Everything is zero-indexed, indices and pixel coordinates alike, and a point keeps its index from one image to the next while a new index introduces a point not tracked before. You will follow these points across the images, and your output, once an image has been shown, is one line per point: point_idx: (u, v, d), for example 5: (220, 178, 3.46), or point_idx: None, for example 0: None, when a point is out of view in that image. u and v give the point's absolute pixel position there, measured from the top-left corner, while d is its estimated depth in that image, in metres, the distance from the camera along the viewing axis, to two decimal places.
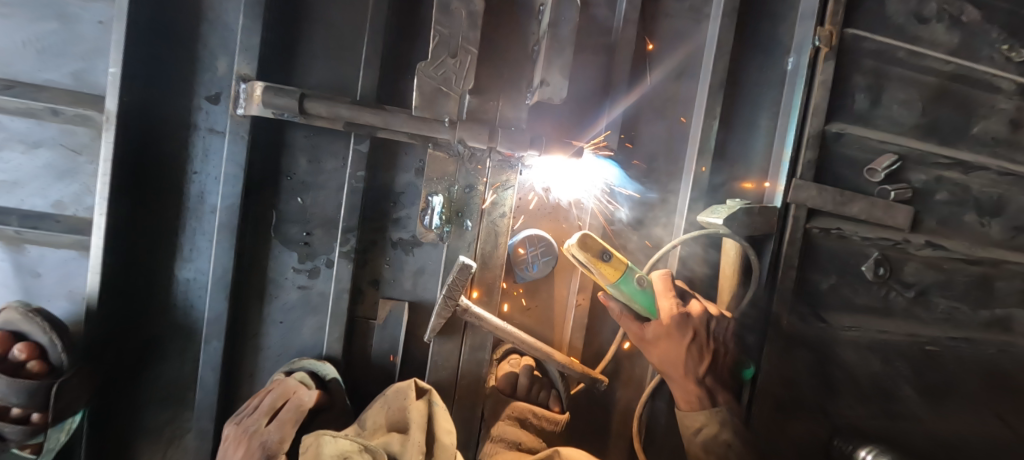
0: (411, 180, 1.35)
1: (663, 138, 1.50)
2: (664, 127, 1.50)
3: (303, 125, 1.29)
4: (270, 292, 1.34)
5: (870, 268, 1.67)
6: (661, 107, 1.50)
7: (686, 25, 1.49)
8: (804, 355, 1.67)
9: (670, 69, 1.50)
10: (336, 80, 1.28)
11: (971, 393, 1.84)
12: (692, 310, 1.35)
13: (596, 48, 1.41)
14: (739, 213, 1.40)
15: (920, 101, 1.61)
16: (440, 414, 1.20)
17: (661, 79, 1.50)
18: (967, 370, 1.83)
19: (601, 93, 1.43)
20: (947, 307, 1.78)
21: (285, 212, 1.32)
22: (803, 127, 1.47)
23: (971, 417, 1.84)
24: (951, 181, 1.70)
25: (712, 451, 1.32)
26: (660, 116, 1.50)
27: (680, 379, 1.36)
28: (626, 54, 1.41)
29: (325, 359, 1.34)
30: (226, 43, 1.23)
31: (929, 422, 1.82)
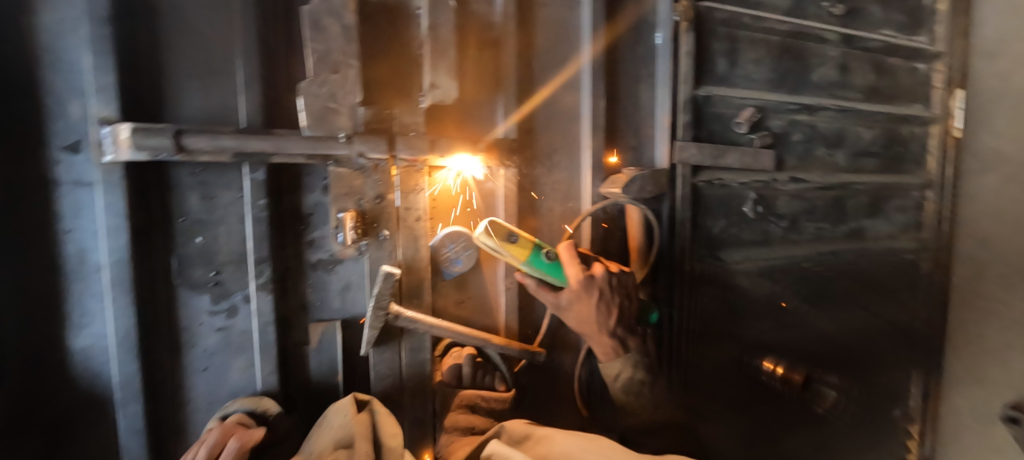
0: (318, 199, 1.33)
1: (559, 120, 1.60)
2: (558, 112, 1.60)
3: (187, 162, 1.21)
4: (185, 342, 1.27)
5: (750, 207, 1.92)
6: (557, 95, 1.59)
7: (561, 17, 1.58)
8: (711, 291, 1.89)
9: (555, 59, 1.58)
10: (214, 110, 1.21)
11: (841, 294, 2.19)
12: (595, 270, 1.41)
13: (483, 45, 1.45)
14: (633, 180, 1.55)
15: (767, 60, 1.85)
16: (384, 420, 1.23)
17: (550, 69, 1.58)
18: (836, 276, 2.17)
19: (494, 89, 1.48)
20: (814, 227, 2.10)
21: (185, 255, 1.24)
22: (676, 95, 1.64)
23: (844, 313, 2.21)
24: (802, 123, 1.99)
25: (631, 391, 1.44)
26: (556, 104, 1.59)
27: (594, 334, 1.44)
28: (512, 50, 1.47)
29: (262, 395, 1.30)
30: (74, 84, 1.11)
31: (814, 324, 2.15)
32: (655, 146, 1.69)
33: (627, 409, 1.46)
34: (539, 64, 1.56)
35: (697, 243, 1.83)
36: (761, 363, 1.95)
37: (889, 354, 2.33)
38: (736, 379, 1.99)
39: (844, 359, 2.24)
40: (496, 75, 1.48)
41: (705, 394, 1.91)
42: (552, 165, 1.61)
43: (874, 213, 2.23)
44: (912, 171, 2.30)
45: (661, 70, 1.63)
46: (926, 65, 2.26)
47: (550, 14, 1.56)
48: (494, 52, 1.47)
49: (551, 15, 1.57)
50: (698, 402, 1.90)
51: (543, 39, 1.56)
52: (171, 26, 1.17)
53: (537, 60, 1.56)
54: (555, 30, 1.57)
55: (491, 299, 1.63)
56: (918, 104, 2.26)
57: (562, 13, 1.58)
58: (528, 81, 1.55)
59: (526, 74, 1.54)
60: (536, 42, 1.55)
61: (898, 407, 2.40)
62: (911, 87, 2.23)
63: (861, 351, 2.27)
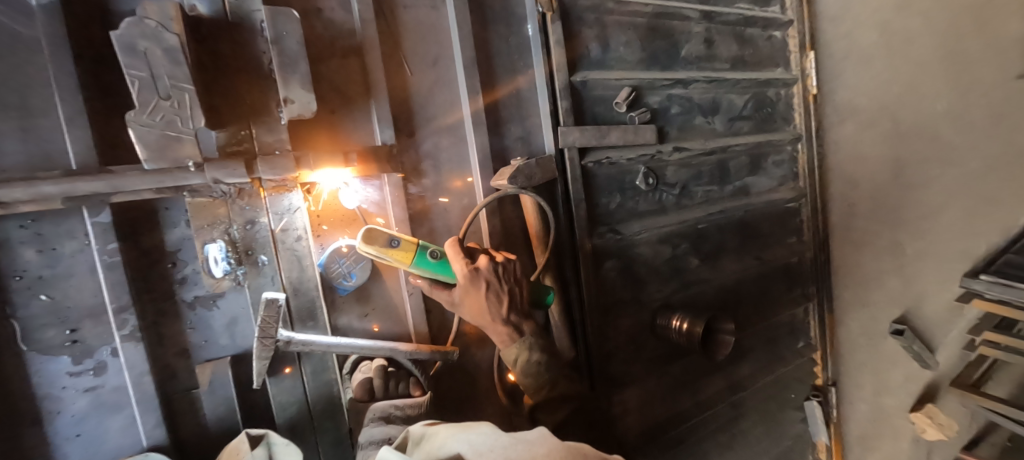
0: (183, 233, 1.26)
1: (440, 118, 1.60)
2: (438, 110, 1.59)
3: (13, 214, 1.09)
4: (47, 410, 1.15)
5: (641, 180, 2.02)
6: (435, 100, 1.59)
7: (428, 20, 1.56)
8: (613, 264, 1.98)
9: (428, 60, 1.57)
10: (37, 154, 1.09)
11: (734, 248, 2.38)
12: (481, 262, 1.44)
13: (344, 52, 1.42)
14: (519, 170, 1.58)
15: (636, 40, 1.94)
16: (280, 449, 1.20)
17: (423, 72, 1.56)
18: (726, 233, 2.35)
19: (364, 97, 1.45)
20: (702, 191, 2.26)
21: (32, 317, 1.12)
22: (553, 82, 1.70)
23: (738, 266, 2.40)
24: (678, 97, 2.11)
25: (528, 373, 1.50)
26: (435, 107, 1.59)
27: (489, 324, 1.47)
28: (375, 56, 1.45)
29: (149, 451, 1.21)
30: None
31: (713, 280, 2.33)
32: (542, 133, 1.75)
33: (530, 390, 1.51)
34: (409, 67, 1.54)
35: (594, 221, 1.91)
36: (670, 322, 2.03)
37: (783, 295, 2.57)
38: (649, 341, 2.12)
39: (744, 306, 2.44)
40: (363, 84, 1.45)
41: (621, 361, 2.03)
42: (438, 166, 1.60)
43: (753, 170, 2.43)
44: (781, 128, 2.52)
45: (536, 61, 1.69)
46: (781, 32, 2.47)
47: (415, 16, 1.54)
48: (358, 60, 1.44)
49: (415, 18, 1.54)
50: (615, 369, 2.01)
51: (409, 43, 1.54)
52: None
53: (405, 64, 1.54)
54: (417, 35, 1.55)
55: (395, 307, 1.61)
56: (779, 68, 2.48)
57: (427, 16, 1.56)
58: (400, 86, 1.53)
59: (396, 79, 1.52)
60: (402, 47, 1.53)
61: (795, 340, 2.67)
62: (770, 53, 2.44)
63: (758, 297, 2.49)
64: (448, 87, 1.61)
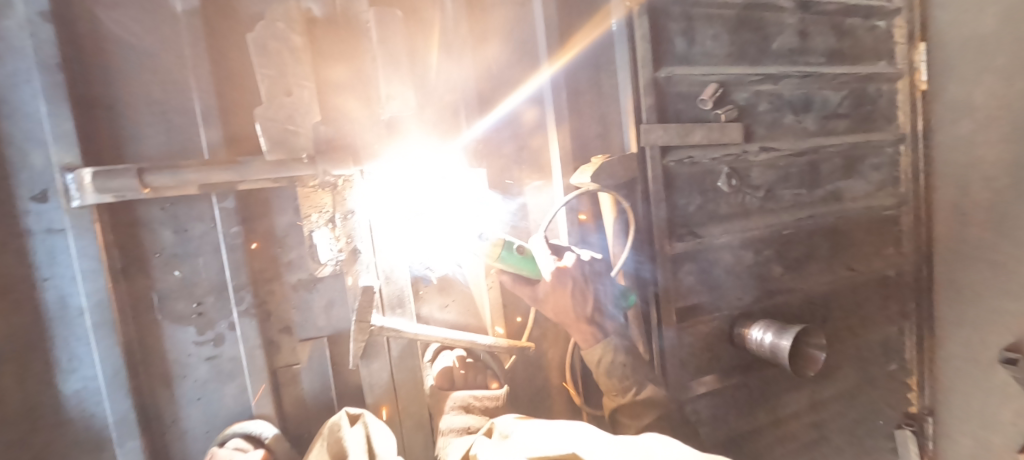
0: (291, 221, 1.37)
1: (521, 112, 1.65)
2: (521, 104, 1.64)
3: (156, 198, 1.24)
4: (176, 374, 1.30)
5: (724, 182, 1.91)
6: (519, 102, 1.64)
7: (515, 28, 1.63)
8: (692, 267, 1.90)
9: (513, 61, 1.63)
10: (176, 146, 1.27)
11: (825, 257, 2.20)
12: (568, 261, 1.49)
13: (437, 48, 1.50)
14: (601, 168, 1.59)
15: (725, 34, 1.86)
16: (376, 429, 1.31)
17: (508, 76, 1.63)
18: (819, 240, 2.18)
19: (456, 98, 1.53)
20: (790, 194, 2.10)
21: (166, 290, 1.28)
22: (637, 78, 1.64)
23: (832, 277, 2.21)
24: (767, 93, 1.99)
25: (613, 374, 1.51)
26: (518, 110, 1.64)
27: (574, 324, 1.50)
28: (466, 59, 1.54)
29: (255, 419, 1.35)
30: (30, 133, 1.11)
31: (804, 290, 2.14)
32: (622, 132, 1.74)
33: (613, 391, 1.54)
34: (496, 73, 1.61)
35: (674, 222, 1.85)
36: (749, 332, 1.93)
37: (878, 310, 2.34)
38: (727, 351, 2.00)
39: (833, 320, 2.24)
40: (456, 86, 1.53)
41: (695, 370, 1.94)
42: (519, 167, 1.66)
43: (847, 173, 2.23)
44: (884, 127, 2.31)
45: (620, 58, 1.65)
46: (886, 22, 2.26)
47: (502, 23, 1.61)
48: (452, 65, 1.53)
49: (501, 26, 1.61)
50: (687, 378, 1.92)
51: (495, 49, 1.60)
52: (126, 72, 1.21)
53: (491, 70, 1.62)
54: (505, 41, 1.61)
55: (474, 299, 1.65)
56: (883, 61, 2.27)
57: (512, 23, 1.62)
58: (486, 90, 1.61)
59: (483, 84, 1.60)
60: (489, 52, 1.60)
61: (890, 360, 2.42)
62: (874, 45, 2.24)
63: (850, 311, 2.27)
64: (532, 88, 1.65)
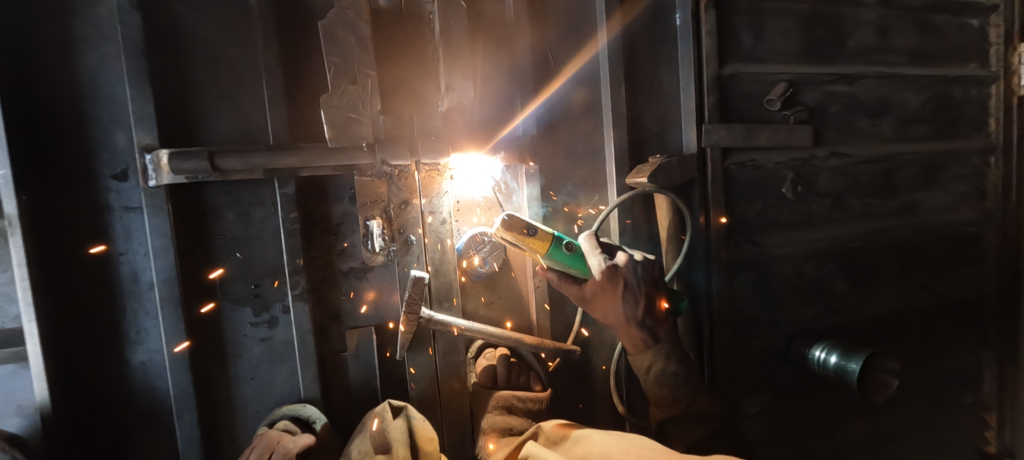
0: (346, 208, 1.40)
1: (577, 107, 1.67)
2: (581, 99, 1.67)
3: (223, 182, 1.30)
4: (232, 352, 1.35)
5: (788, 188, 1.77)
6: (560, 103, 1.66)
7: (558, 29, 1.65)
8: (749, 277, 1.78)
9: (554, 61, 1.65)
10: (246, 132, 1.32)
11: (906, 277, 1.95)
12: (619, 261, 1.42)
13: (495, 45, 1.61)
14: (660, 168, 1.53)
15: (796, 30, 1.75)
16: (419, 424, 1.31)
17: (548, 76, 1.65)
18: (904, 258, 1.94)
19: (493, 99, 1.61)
20: (861, 205, 1.88)
21: (227, 271, 1.33)
22: (700, 77, 1.58)
23: (917, 300, 1.97)
24: (841, 94, 1.83)
25: (664, 383, 1.45)
26: (562, 111, 1.66)
27: (623, 327, 1.45)
28: (504, 62, 1.62)
29: (304, 402, 1.37)
30: (116, 116, 1.19)
31: (879, 312, 1.93)
32: (682, 131, 1.65)
33: (662, 402, 1.46)
34: (534, 73, 1.64)
35: (733, 229, 1.74)
36: (810, 351, 1.75)
37: (967, 341, 2.03)
38: (784, 369, 1.84)
39: (911, 348, 1.97)
40: (495, 86, 1.62)
41: (749, 388, 1.80)
42: (562, 164, 1.67)
43: (928, 183, 1.94)
44: None
45: (683, 54, 1.58)
46: (980, 20, 1.95)
47: (540, 26, 1.64)
48: (493, 66, 1.62)
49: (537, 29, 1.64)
50: (737, 395, 1.79)
51: (532, 50, 1.63)
52: (202, 61, 1.28)
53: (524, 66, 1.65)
54: (539, 44, 1.64)
55: (522, 298, 1.65)
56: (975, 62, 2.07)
57: (548, 25, 1.65)
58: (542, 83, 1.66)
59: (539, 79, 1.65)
60: (528, 52, 1.62)
61: (988, 404, 2.06)
62: None
63: (932, 340, 1.99)
64: (582, 87, 1.66)
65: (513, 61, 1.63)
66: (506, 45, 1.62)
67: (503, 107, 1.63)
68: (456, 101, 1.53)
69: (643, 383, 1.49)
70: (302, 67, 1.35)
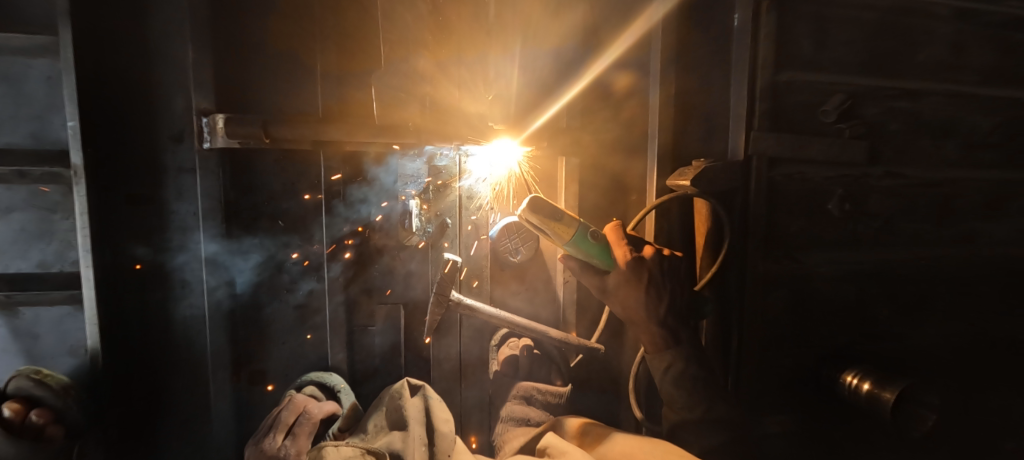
0: (386, 187, 1.42)
1: (625, 94, 1.65)
2: (626, 81, 1.64)
3: (271, 150, 1.35)
4: (267, 316, 1.40)
5: (836, 205, 1.70)
6: (604, 88, 1.66)
7: (607, 12, 1.60)
8: (783, 293, 1.72)
9: (596, 48, 1.62)
10: (296, 104, 1.36)
11: (950, 309, 1.85)
12: (645, 253, 1.41)
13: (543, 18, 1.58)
14: (703, 173, 1.50)
15: (861, 40, 1.67)
16: (436, 405, 1.30)
17: (588, 63, 1.63)
18: (954, 290, 1.84)
19: (540, 84, 1.62)
20: (912, 229, 1.79)
21: (266, 237, 1.37)
22: (754, 82, 1.52)
23: (961, 338, 1.86)
24: (903, 111, 1.74)
25: (683, 385, 1.41)
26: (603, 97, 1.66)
27: (642, 322, 1.42)
28: (548, 49, 1.61)
29: (330, 371, 1.43)
30: (178, 79, 1.24)
31: (919, 343, 1.84)
32: (729, 137, 1.58)
33: (677, 404, 1.43)
34: (575, 63, 1.63)
35: (770, 243, 1.68)
36: (844, 377, 1.68)
37: (1014, 384, 1.90)
38: (811, 391, 1.78)
39: (953, 386, 1.86)
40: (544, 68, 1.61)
41: (772, 407, 1.75)
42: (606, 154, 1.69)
43: (988, 214, 1.83)
44: None
45: (736, 59, 1.52)
46: None
47: (585, 10, 1.60)
48: (541, 48, 1.60)
49: (584, 13, 1.60)
50: (760, 411, 1.75)
51: (580, 36, 1.61)
52: (259, 30, 1.32)
53: (571, 50, 1.62)
54: (585, 30, 1.61)
55: (547, 290, 1.65)
56: None
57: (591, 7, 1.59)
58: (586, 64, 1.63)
59: (583, 61, 1.63)
60: (573, 40, 1.62)
61: None
62: None
63: (974, 380, 1.88)
64: (626, 71, 1.64)
65: (557, 42, 1.61)
66: (550, 29, 1.60)
67: (550, 91, 1.63)
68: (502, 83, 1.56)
69: (660, 385, 1.45)
70: (354, 39, 1.39)
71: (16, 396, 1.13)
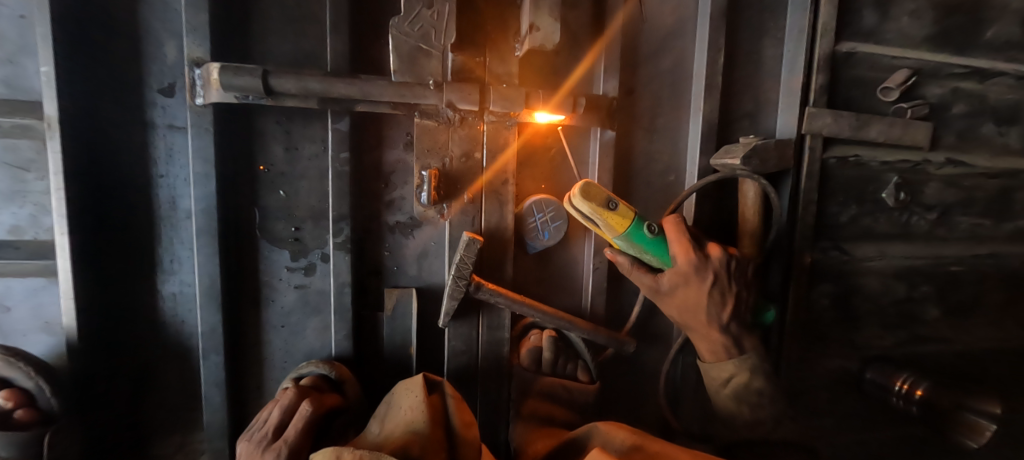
0: (400, 156, 1.29)
1: (673, 55, 1.46)
2: (671, 45, 1.47)
3: (273, 111, 1.20)
4: (265, 297, 1.26)
5: (890, 194, 1.54)
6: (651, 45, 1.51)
7: None
8: (829, 288, 1.55)
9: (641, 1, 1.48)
10: (301, 58, 1.20)
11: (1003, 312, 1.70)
12: (710, 252, 1.24)
13: None
14: (755, 151, 1.34)
15: (929, 11, 1.49)
16: (456, 405, 1.18)
17: (630, 19, 1.50)
18: (1010, 292, 1.69)
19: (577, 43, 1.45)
20: (969, 224, 1.63)
21: (268, 208, 1.23)
22: (812, 50, 1.39)
23: (1014, 343, 1.72)
24: (967, 92, 1.56)
25: (746, 401, 1.26)
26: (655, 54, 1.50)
27: (702, 329, 1.27)
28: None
29: (334, 360, 1.28)
30: (169, 24, 1.10)
31: (969, 349, 1.69)
32: (778, 113, 1.47)
33: (733, 420, 1.28)
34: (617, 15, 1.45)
35: (817, 233, 1.51)
36: (891, 381, 1.53)
37: None
38: (856, 398, 1.62)
39: (1004, 394, 1.72)
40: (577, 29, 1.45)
41: (815, 413, 1.59)
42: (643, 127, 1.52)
43: None
44: None
45: (794, 23, 1.40)
46: None
47: None
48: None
49: None
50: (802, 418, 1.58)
51: None
52: None
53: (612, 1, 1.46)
54: None
55: (573, 277, 1.51)
56: None
57: None
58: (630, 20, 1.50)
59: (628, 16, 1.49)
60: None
61: None
62: None
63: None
64: (671, 28, 1.47)
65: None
66: None
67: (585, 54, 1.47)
68: (533, 59, 1.41)
69: (716, 396, 1.30)
70: None
71: None
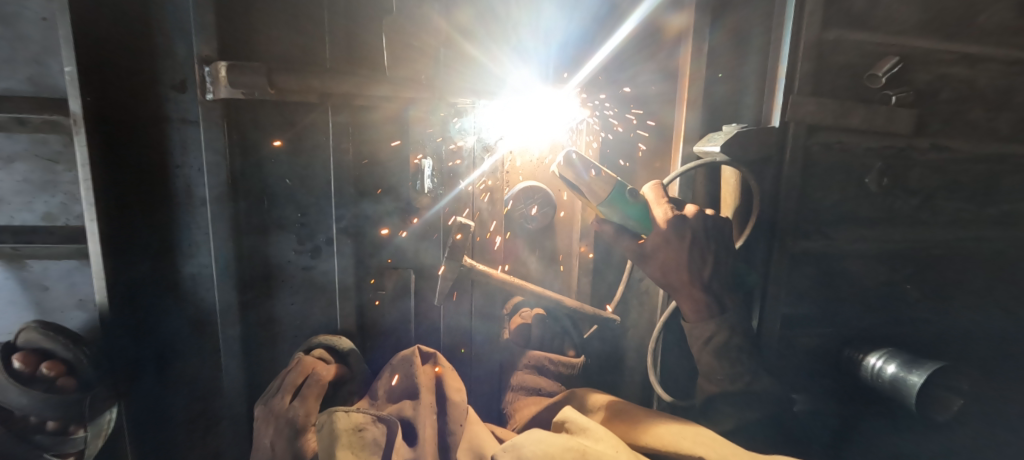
0: (397, 148, 1.37)
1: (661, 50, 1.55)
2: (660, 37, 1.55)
3: (271, 104, 1.26)
4: (276, 278, 1.37)
5: (873, 179, 1.53)
6: (645, 37, 1.55)
7: None
8: (812, 270, 1.60)
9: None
10: (301, 53, 1.27)
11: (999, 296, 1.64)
12: (688, 213, 1.37)
13: None
14: (736, 137, 1.42)
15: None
16: (447, 374, 1.30)
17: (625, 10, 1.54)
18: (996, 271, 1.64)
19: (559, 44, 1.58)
20: (953, 209, 1.58)
21: (277, 196, 1.32)
22: (800, 39, 1.39)
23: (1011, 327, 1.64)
24: (958, 78, 1.48)
25: (725, 356, 1.36)
26: (648, 45, 1.56)
27: (683, 287, 1.37)
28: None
29: (340, 334, 1.41)
30: (179, 23, 1.18)
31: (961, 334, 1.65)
32: (764, 104, 1.50)
33: (717, 375, 1.37)
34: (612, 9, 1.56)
35: (800, 216, 1.55)
36: (863, 359, 1.56)
37: None
38: (834, 375, 1.67)
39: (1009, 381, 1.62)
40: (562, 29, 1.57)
41: (790, 383, 1.68)
42: (641, 108, 1.60)
43: None
44: None
45: (780, 13, 1.42)
46: None
47: None
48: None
49: None
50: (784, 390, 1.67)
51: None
52: None
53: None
54: None
55: (565, 259, 1.63)
56: None
57: None
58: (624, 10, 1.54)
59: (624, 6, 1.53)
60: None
61: None
62: None
63: None
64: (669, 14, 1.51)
65: None
66: None
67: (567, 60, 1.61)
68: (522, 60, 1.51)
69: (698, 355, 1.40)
70: None
71: (26, 349, 1.14)
